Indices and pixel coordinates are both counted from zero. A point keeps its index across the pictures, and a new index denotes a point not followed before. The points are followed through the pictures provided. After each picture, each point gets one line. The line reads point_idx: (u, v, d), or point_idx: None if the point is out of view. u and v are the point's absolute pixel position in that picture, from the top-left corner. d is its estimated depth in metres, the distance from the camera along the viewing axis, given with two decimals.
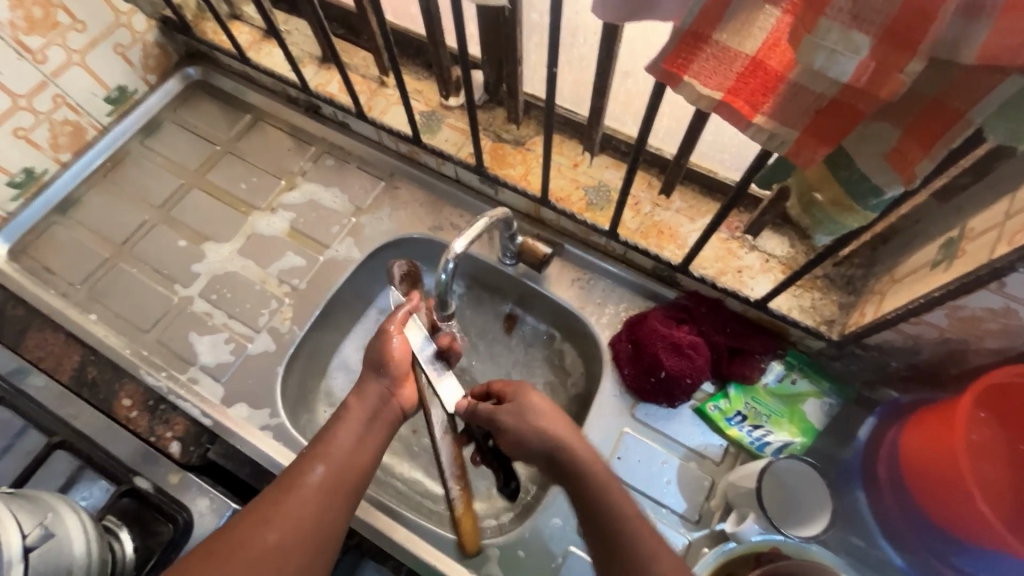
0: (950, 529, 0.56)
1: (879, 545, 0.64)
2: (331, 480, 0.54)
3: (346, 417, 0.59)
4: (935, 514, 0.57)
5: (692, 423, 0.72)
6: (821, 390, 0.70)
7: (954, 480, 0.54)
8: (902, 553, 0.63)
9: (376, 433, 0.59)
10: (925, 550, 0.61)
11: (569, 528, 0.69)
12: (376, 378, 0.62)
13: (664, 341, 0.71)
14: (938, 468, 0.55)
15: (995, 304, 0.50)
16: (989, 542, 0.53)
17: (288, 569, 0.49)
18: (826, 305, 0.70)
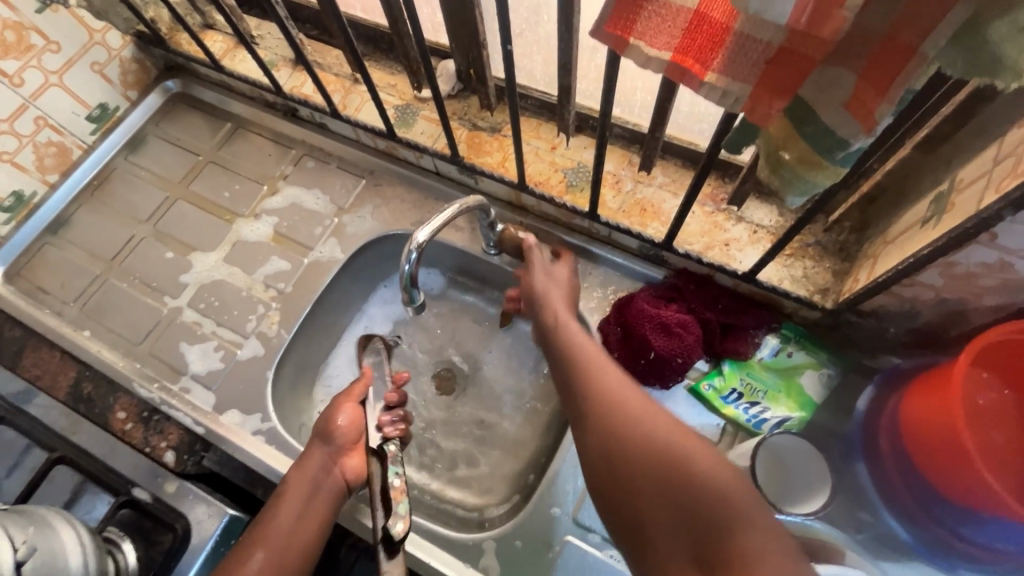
0: (957, 498, 0.53)
1: (883, 517, 0.61)
2: (271, 566, 0.56)
3: (285, 497, 0.61)
4: (938, 482, 0.54)
5: (687, 403, 0.70)
6: (819, 361, 0.67)
7: (958, 447, 0.51)
8: (908, 526, 0.60)
9: (315, 510, 0.61)
10: (930, 521, 0.58)
11: (568, 517, 0.67)
12: (319, 446, 0.65)
13: (653, 321, 0.69)
14: (941, 437, 0.52)
15: (988, 258, 0.47)
16: (996, 510, 0.50)
17: None
18: (819, 273, 0.67)
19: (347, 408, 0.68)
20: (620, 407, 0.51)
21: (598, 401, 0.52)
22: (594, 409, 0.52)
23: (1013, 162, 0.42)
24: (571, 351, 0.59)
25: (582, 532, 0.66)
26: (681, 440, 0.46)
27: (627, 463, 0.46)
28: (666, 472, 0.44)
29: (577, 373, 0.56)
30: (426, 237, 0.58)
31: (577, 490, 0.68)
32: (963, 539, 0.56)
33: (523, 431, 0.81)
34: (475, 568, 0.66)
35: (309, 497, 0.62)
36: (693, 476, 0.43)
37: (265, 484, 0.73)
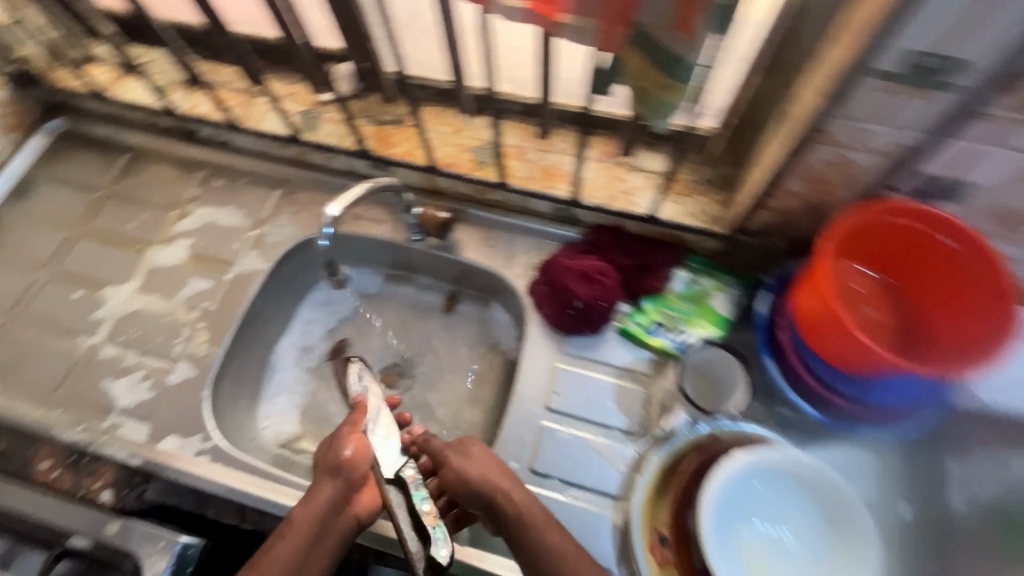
0: (848, 369, 0.60)
1: (799, 404, 0.67)
2: None
3: (286, 535, 0.59)
4: (832, 359, 0.61)
5: (619, 344, 0.75)
6: (724, 283, 0.74)
7: (848, 330, 0.57)
8: (815, 407, 0.66)
9: (319, 552, 0.59)
10: (838, 399, 0.64)
11: (525, 469, 0.69)
12: (330, 480, 0.62)
13: (574, 273, 0.75)
14: (836, 324, 0.59)
15: (831, 156, 0.55)
16: (878, 370, 0.57)
17: None
18: (710, 205, 0.75)
19: (350, 441, 0.65)
20: None
21: None
22: None
23: (829, 66, 0.49)
24: (549, 558, 0.57)
25: (541, 480, 0.69)
26: None
27: None
28: None
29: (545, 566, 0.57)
30: (337, 213, 0.65)
31: (531, 442, 0.71)
32: (866, 407, 0.63)
33: (473, 404, 0.84)
34: None
35: (317, 535, 0.60)
36: None
37: (217, 503, 0.69)
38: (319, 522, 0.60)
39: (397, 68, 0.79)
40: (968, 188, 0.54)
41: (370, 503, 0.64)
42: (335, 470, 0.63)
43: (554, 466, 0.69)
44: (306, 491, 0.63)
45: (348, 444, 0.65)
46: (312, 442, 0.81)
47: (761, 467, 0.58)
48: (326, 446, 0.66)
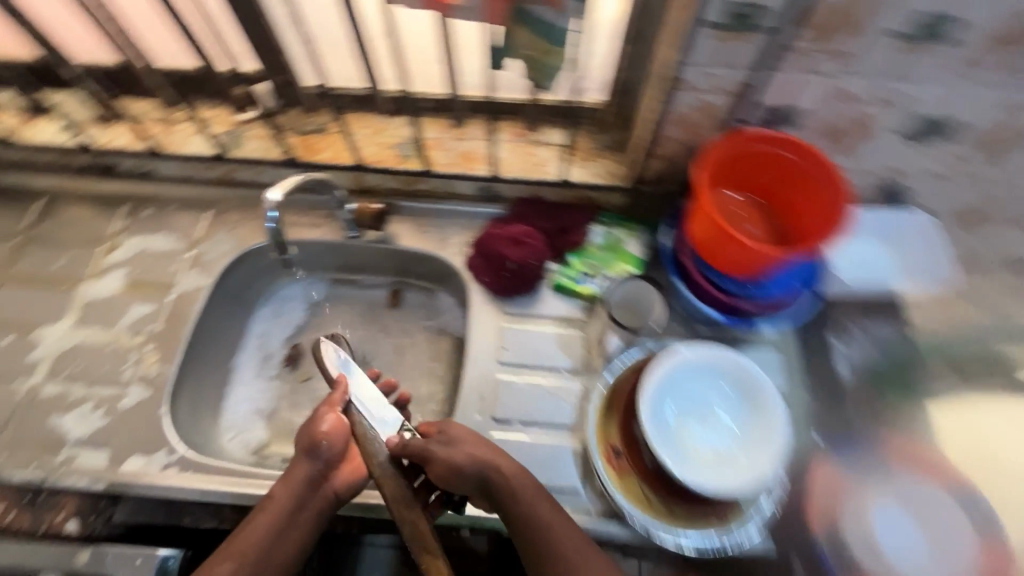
0: (740, 269, 0.70)
1: (712, 316, 0.75)
2: None
3: (263, 512, 0.63)
4: (726, 264, 0.71)
5: (554, 297, 0.84)
6: (634, 229, 0.85)
7: (734, 236, 0.66)
8: (721, 311, 0.75)
9: (299, 526, 0.64)
10: (740, 303, 0.73)
11: (488, 419, 0.76)
12: (308, 461, 0.66)
13: (505, 239, 0.83)
14: (724, 233, 0.68)
15: (694, 100, 0.67)
16: (762, 262, 0.67)
17: None
18: (611, 164, 0.86)
19: (330, 416, 0.68)
20: None
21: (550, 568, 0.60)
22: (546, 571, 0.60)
23: (676, 25, 0.61)
24: (536, 526, 0.61)
25: (503, 425, 0.75)
26: None
27: None
28: None
29: (529, 529, 0.61)
30: (277, 199, 0.68)
31: (490, 394, 0.77)
32: (760, 301, 0.73)
33: (431, 380, 0.90)
34: None
35: (296, 508, 0.64)
36: None
37: (192, 510, 0.70)
38: (296, 498, 0.64)
39: (319, 84, 0.85)
40: (798, 112, 0.67)
41: (349, 477, 0.68)
42: (312, 449, 0.66)
43: (513, 412, 0.76)
44: (284, 471, 0.66)
45: (325, 420, 0.67)
46: (281, 443, 0.84)
47: (686, 368, 0.67)
48: (305, 424, 0.68)
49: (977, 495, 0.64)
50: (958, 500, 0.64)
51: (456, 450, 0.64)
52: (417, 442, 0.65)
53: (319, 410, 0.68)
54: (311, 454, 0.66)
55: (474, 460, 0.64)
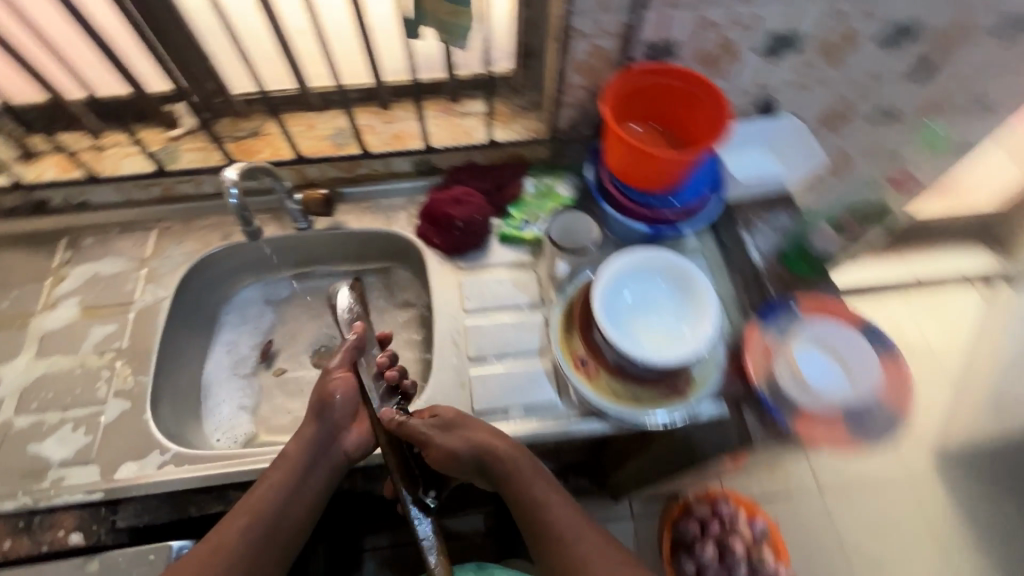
0: (657, 182, 0.81)
1: (640, 230, 0.84)
2: (257, 530, 0.66)
3: (276, 471, 0.70)
4: (645, 180, 0.81)
5: (502, 247, 0.92)
6: (562, 176, 0.96)
7: (646, 152, 0.76)
8: (648, 223, 0.85)
9: (309, 483, 0.72)
10: (662, 213, 0.84)
11: (465, 360, 0.82)
12: (319, 420, 0.75)
13: (449, 202, 0.91)
14: (637, 152, 0.77)
15: (588, 46, 0.78)
16: (673, 170, 0.78)
17: (229, 555, 0.63)
18: (530, 123, 0.95)
19: (340, 375, 0.80)
20: (561, 541, 0.67)
21: (540, 528, 0.68)
22: (535, 530, 0.69)
23: None
24: (528, 495, 0.70)
25: (479, 363, 0.82)
26: (586, 555, 0.65)
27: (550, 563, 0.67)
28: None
29: (521, 494, 0.70)
30: (233, 175, 0.76)
31: (462, 340, 0.84)
32: (678, 209, 0.84)
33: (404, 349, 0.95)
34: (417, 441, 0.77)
35: (309, 466, 0.73)
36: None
37: (199, 501, 0.73)
38: (310, 455, 0.73)
39: (258, 87, 0.89)
40: (676, 45, 0.80)
41: (356, 437, 0.79)
42: (323, 407, 0.76)
43: (486, 350, 0.83)
44: (296, 430, 0.76)
45: (336, 380, 0.79)
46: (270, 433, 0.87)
47: (627, 275, 0.77)
48: (319, 384, 0.79)
49: (873, 325, 0.79)
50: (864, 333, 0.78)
51: (455, 433, 0.72)
52: (415, 423, 0.72)
53: (331, 368, 0.80)
54: (327, 415, 0.76)
55: (473, 441, 0.70)
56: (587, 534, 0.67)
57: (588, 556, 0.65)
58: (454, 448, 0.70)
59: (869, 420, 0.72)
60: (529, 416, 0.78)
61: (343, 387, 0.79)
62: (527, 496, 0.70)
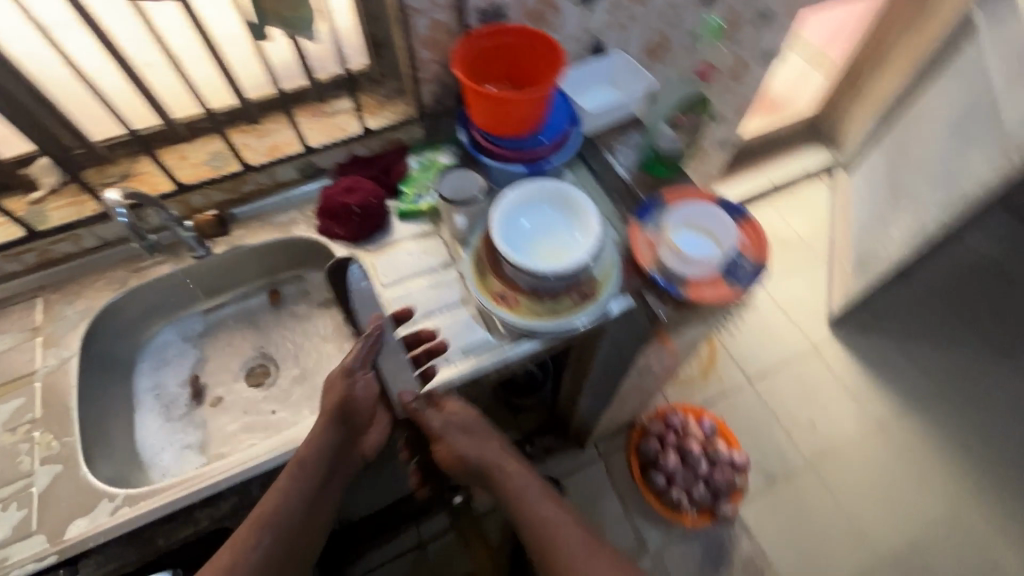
0: (522, 125, 0.90)
1: (520, 172, 0.93)
2: (282, 532, 0.74)
3: (296, 471, 0.76)
4: (511, 126, 0.90)
5: (403, 222, 0.97)
6: (442, 146, 1.02)
7: (505, 101, 0.85)
8: (525, 164, 0.94)
9: (331, 486, 0.81)
10: (533, 151, 0.94)
11: (394, 327, 0.87)
12: (336, 425, 0.80)
13: (340, 193, 0.95)
14: (495, 103, 0.86)
15: (426, 23, 0.86)
16: (533, 112, 0.88)
17: (255, 552, 0.71)
18: (399, 108, 1.02)
19: (357, 379, 0.84)
20: (539, 521, 0.85)
21: (522, 510, 0.87)
22: (517, 513, 0.87)
23: None
24: (512, 485, 0.89)
25: (408, 325, 0.87)
26: (556, 534, 0.84)
27: (528, 537, 0.85)
28: (547, 550, 0.83)
29: (507, 484, 0.89)
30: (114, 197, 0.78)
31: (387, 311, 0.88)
32: (546, 145, 0.94)
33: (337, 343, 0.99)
34: None
35: (329, 468, 0.80)
36: (560, 557, 0.82)
37: (161, 531, 0.72)
38: (327, 459, 0.79)
39: (126, 128, 0.88)
40: (504, 7, 0.90)
41: (372, 439, 0.88)
42: (340, 412, 0.81)
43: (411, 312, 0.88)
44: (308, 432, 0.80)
45: (357, 381, 0.84)
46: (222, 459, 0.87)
47: (517, 211, 0.85)
48: (332, 384, 0.84)
49: (725, 198, 0.92)
50: (719, 204, 0.91)
51: (462, 428, 0.84)
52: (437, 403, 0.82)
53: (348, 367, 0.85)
54: (350, 417, 0.82)
55: (476, 435, 0.90)
56: (558, 514, 0.86)
57: (559, 533, 0.84)
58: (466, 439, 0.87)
59: (736, 271, 0.86)
60: (467, 355, 0.84)
61: (361, 388, 0.84)
62: (510, 480, 0.89)
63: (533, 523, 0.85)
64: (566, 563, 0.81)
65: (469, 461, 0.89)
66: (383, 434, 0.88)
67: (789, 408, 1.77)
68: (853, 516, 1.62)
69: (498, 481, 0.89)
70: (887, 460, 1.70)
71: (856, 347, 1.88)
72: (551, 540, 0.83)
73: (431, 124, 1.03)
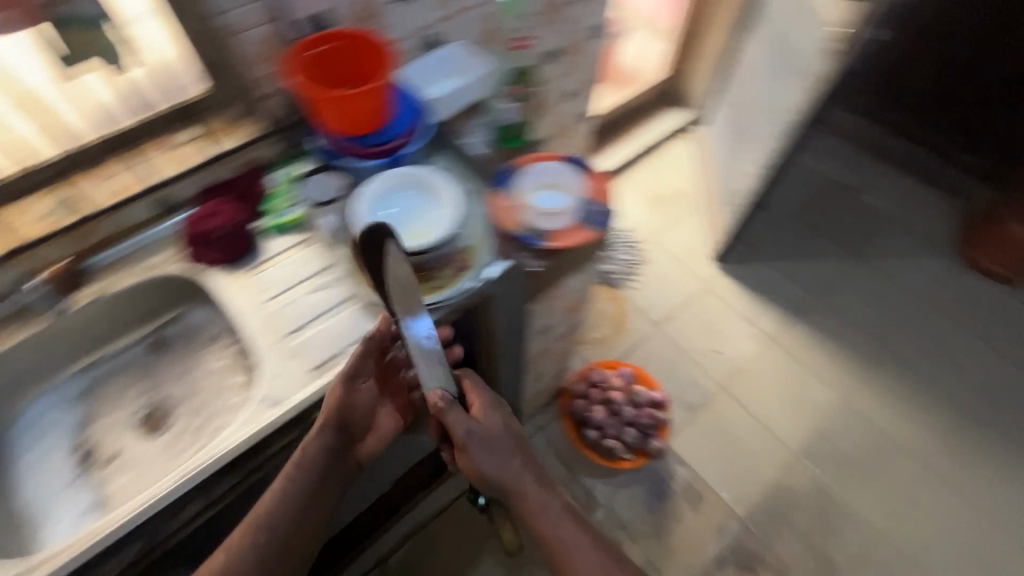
0: (372, 119, 0.95)
1: (383, 166, 0.98)
2: (276, 531, 0.83)
3: (290, 478, 0.84)
4: (362, 123, 0.95)
5: (272, 238, 0.97)
6: (303, 157, 1.04)
7: (345, 97, 0.89)
8: (385, 157, 0.98)
9: (325, 490, 0.89)
10: (389, 143, 0.98)
11: (278, 339, 0.87)
12: (329, 432, 0.85)
13: (201, 221, 0.95)
14: (340, 103, 0.90)
15: (251, 38, 0.90)
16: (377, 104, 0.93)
17: (253, 550, 0.82)
18: (248, 125, 1.01)
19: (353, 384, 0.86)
20: (544, 526, 0.89)
21: (525, 514, 0.90)
22: (524, 516, 0.90)
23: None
24: (528, 499, 0.88)
25: (293, 334, 0.88)
26: (566, 546, 0.89)
27: (536, 538, 0.91)
28: (549, 550, 0.90)
29: (522, 496, 0.88)
30: None
31: (269, 326, 0.89)
32: (401, 135, 0.99)
33: (234, 372, 0.97)
34: (265, 417, 0.79)
35: (324, 473, 0.88)
36: (559, 559, 0.89)
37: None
38: (321, 465, 0.86)
39: None
40: (328, 14, 0.94)
41: (370, 444, 0.98)
42: (333, 419, 0.84)
43: (293, 321, 0.89)
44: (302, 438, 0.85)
45: (355, 386, 0.87)
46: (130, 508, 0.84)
47: (378, 203, 0.90)
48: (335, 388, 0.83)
49: (571, 157, 1.04)
50: (564, 163, 1.02)
51: (485, 445, 0.85)
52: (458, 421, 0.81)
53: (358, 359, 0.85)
54: (347, 421, 0.89)
55: (500, 445, 0.88)
56: (568, 530, 0.90)
57: (562, 541, 0.89)
58: (483, 454, 0.85)
59: (591, 218, 0.97)
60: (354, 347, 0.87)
61: (355, 391, 0.87)
62: (527, 490, 0.88)
63: (542, 529, 0.89)
64: (558, 561, 0.89)
65: (489, 475, 0.87)
66: (380, 443, 0.99)
67: (695, 345, 1.93)
68: (770, 425, 1.79)
69: (515, 494, 0.88)
70: (788, 371, 1.89)
71: (743, 279, 2.08)
72: (555, 548, 0.89)
73: (282, 135, 1.03)
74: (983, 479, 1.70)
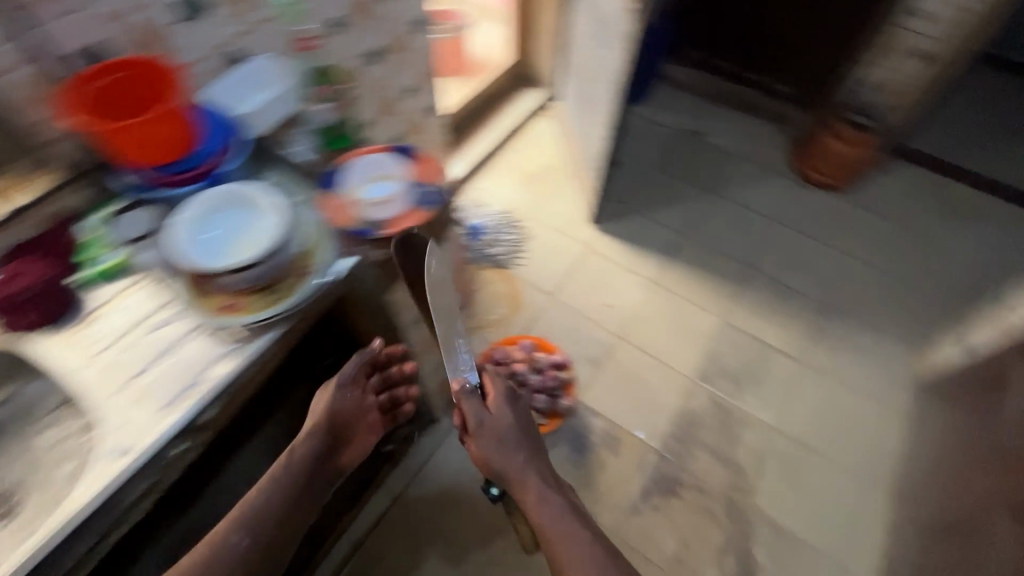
0: (177, 140, 0.94)
1: (202, 187, 0.95)
2: (259, 527, 0.99)
3: (279, 479, 1.04)
4: (167, 147, 0.94)
5: (95, 287, 0.91)
6: (111, 198, 0.98)
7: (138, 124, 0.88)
8: (204, 178, 0.96)
9: (307, 492, 1.09)
10: (205, 164, 0.97)
11: (120, 387, 0.83)
12: (320, 434, 1.11)
13: (6, 289, 0.87)
14: (133, 132, 0.89)
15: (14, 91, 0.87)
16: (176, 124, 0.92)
17: (239, 548, 0.96)
18: (45, 178, 0.96)
19: (345, 395, 1.17)
20: (550, 522, 1.08)
21: (531, 506, 1.11)
22: (533, 510, 1.11)
23: None
24: (549, 498, 1.10)
25: (136, 378, 0.84)
26: (569, 547, 1.04)
27: (541, 527, 1.09)
28: (551, 543, 1.07)
29: (530, 488, 1.12)
30: None
31: (107, 377, 0.84)
32: (215, 152, 0.98)
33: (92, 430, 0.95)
34: (115, 469, 0.77)
35: (308, 476, 1.09)
36: (561, 554, 1.04)
37: None
38: (308, 464, 1.09)
39: None
40: (102, 46, 0.92)
41: (347, 456, 1.21)
42: (321, 425, 1.12)
43: (133, 366, 0.85)
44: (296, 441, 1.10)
45: (346, 398, 1.17)
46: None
47: (200, 229, 0.88)
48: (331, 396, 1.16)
49: (397, 145, 1.06)
50: (387, 154, 1.07)
51: (494, 434, 1.13)
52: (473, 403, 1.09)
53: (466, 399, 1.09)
54: (332, 429, 1.14)
55: (505, 435, 1.14)
56: (570, 534, 1.05)
57: (565, 540, 1.05)
58: (497, 441, 1.13)
59: (421, 201, 1.06)
60: (206, 375, 0.84)
61: (345, 404, 1.17)
62: (528, 480, 1.13)
63: (552, 527, 1.07)
64: (560, 554, 1.04)
65: (493, 461, 1.14)
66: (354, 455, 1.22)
67: (588, 304, 2.05)
68: (667, 359, 1.94)
69: (520, 485, 1.13)
70: (674, 307, 2.05)
71: (621, 233, 2.22)
72: (558, 540, 1.06)
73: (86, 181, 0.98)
74: (848, 361, 1.94)
